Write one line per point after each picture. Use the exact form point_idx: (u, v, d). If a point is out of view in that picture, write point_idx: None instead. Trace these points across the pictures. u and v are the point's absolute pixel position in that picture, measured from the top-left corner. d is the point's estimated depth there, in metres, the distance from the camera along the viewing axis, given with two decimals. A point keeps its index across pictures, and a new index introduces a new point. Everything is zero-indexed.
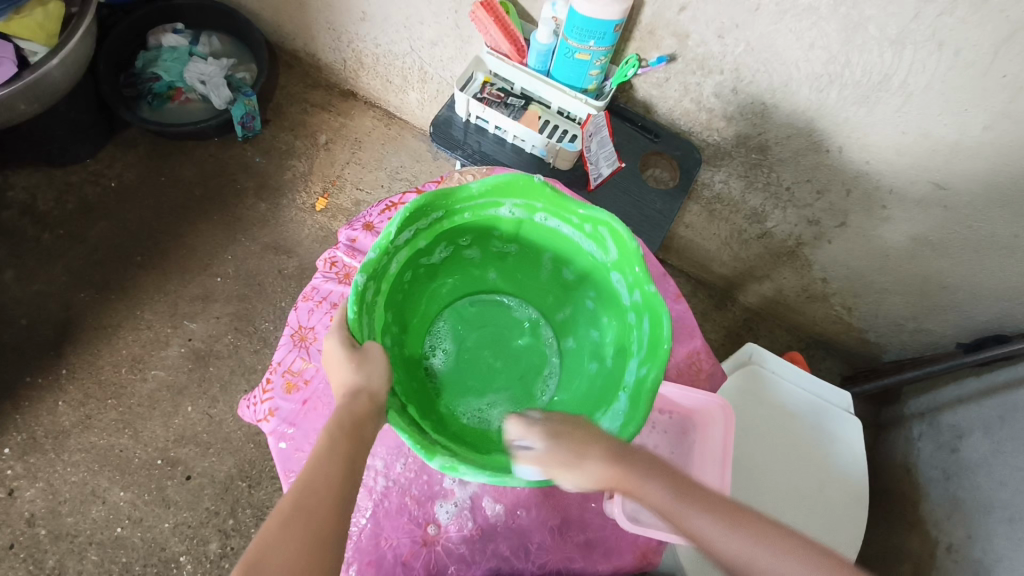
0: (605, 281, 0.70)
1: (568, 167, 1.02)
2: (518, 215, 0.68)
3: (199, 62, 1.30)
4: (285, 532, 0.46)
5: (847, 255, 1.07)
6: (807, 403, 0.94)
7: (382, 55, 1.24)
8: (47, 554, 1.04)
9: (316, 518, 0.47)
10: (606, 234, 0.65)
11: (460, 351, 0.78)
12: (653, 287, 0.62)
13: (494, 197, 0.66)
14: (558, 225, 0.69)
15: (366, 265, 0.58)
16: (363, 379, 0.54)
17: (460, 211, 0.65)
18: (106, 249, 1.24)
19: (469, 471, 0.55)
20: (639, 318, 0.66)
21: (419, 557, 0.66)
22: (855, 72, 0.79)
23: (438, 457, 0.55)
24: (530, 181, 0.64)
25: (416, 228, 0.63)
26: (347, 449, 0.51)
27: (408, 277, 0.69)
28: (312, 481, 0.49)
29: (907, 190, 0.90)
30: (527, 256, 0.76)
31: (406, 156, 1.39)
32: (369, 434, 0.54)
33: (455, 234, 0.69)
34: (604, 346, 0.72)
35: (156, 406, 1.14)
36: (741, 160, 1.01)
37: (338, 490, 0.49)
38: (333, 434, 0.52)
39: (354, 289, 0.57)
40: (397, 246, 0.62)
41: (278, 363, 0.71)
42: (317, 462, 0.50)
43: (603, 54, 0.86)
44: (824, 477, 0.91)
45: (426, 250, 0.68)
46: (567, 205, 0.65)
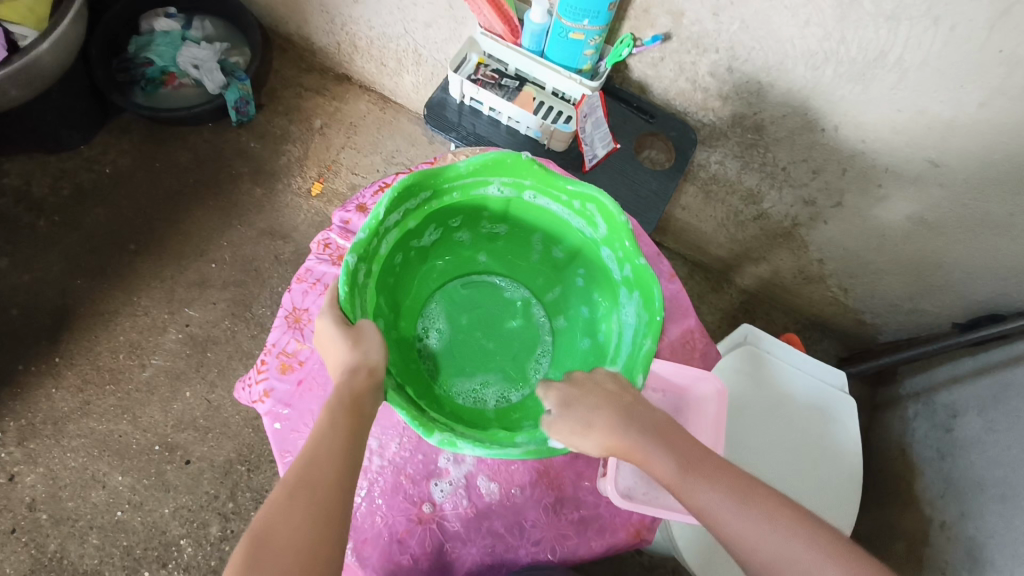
0: (595, 257, 0.71)
1: (563, 149, 1.01)
2: (506, 194, 0.68)
3: (192, 46, 1.28)
4: (289, 508, 0.46)
5: (842, 235, 1.07)
6: (804, 385, 0.95)
7: (376, 38, 1.23)
8: (48, 538, 1.05)
9: (320, 491, 0.47)
10: (596, 211, 0.65)
11: (454, 333, 0.76)
12: (643, 260, 0.63)
13: (482, 175, 0.65)
14: (546, 203, 0.68)
15: (356, 246, 0.58)
16: (360, 355, 0.54)
17: (448, 191, 0.65)
18: (102, 235, 1.23)
19: (467, 446, 0.55)
20: (631, 293, 0.66)
21: (415, 535, 0.67)
22: (851, 49, 0.78)
23: (437, 432, 0.55)
24: (519, 159, 0.63)
25: (405, 210, 0.63)
26: (348, 424, 0.51)
27: (399, 259, 0.69)
28: (314, 459, 0.49)
29: (903, 168, 0.90)
30: (516, 235, 0.75)
31: (402, 140, 1.38)
32: (370, 409, 0.53)
33: (444, 215, 0.69)
34: (597, 322, 0.73)
35: (155, 392, 1.15)
36: (737, 140, 1.00)
37: (343, 466, 0.49)
38: (333, 411, 0.52)
39: (344, 270, 0.57)
40: (386, 228, 0.62)
41: (272, 344, 0.71)
42: (319, 440, 0.50)
43: (598, 34, 0.86)
44: (798, 475, 0.91)
45: (415, 232, 0.68)
46: (556, 181, 0.65)
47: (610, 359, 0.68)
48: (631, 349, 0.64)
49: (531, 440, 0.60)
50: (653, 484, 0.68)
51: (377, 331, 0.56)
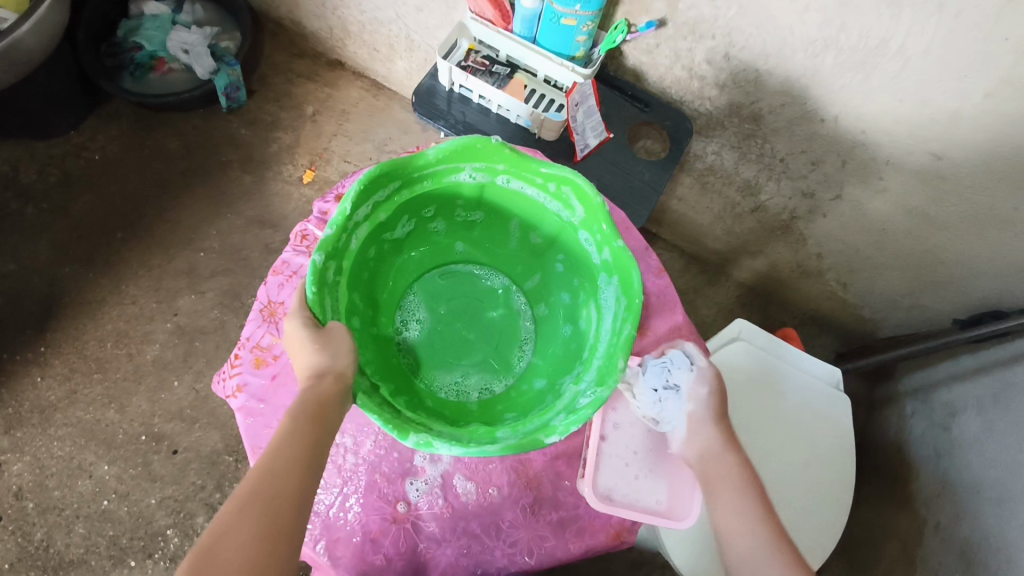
0: (573, 242, 0.67)
1: (554, 138, 0.99)
2: (479, 179, 0.65)
3: (181, 30, 1.26)
4: (239, 521, 0.44)
5: (841, 229, 1.04)
6: (803, 391, 0.93)
7: (368, 23, 1.21)
8: (35, 526, 1.05)
9: (274, 504, 0.45)
10: (572, 194, 0.62)
11: (433, 324, 0.74)
12: (622, 242, 0.60)
13: (453, 162, 0.62)
14: (521, 187, 0.65)
15: (323, 244, 0.55)
16: (328, 360, 0.52)
17: (419, 180, 0.62)
18: (90, 222, 1.22)
19: (444, 446, 0.51)
20: (610, 279, 0.63)
21: (389, 535, 0.65)
22: (851, 36, 0.76)
23: (412, 434, 0.51)
24: (490, 143, 0.60)
25: (374, 202, 0.60)
26: (308, 433, 0.49)
27: (372, 253, 0.66)
28: (272, 468, 0.47)
29: (904, 160, 0.87)
30: (493, 223, 0.72)
31: (394, 127, 1.35)
32: (335, 416, 0.51)
33: (417, 205, 0.65)
34: (578, 308, 0.69)
35: (142, 381, 1.14)
36: (734, 130, 0.98)
37: (301, 478, 0.48)
38: (296, 418, 0.50)
39: (311, 268, 0.55)
40: (355, 223, 0.59)
41: (246, 338, 0.69)
42: (277, 449, 0.48)
43: (590, 19, 0.83)
44: (785, 477, 0.89)
45: (388, 224, 0.65)
46: (529, 164, 0.62)
47: (588, 351, 0.64)
48: (610, 338, 0.60)
49: (513, 435, 0.54)
50: (633, 483, 0.68)
51: (347, 336, 0.54)
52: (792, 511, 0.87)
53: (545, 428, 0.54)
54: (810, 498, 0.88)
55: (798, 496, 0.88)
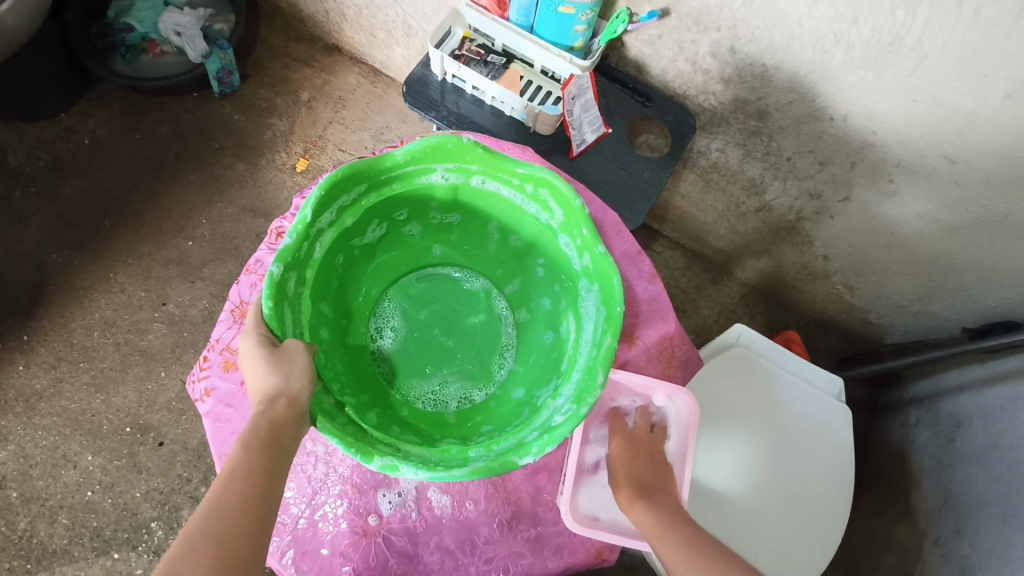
0: (553, 247, 0.64)
1: (549, 132, 0.95)
2: (453, 181, 0.62)
3: (173, 11, 1.22)
4: (192, 560, 0.42)
5: (849, 232, 1.00)
6: (801, 403, 0.89)
7: (365, 7, 1.17)
8: (19, 516, 1.04)
9: (228, 541, 0.44)
10: (549, 195, 0.60)
11: (409, 330, 0.71)
12: (602, 248, 0.57)
13: (424, 163, 0.59)
14: (497, 188, 0.62)
15: (282, 254, 0.53)
16: (281, 382, 0.51)
17: (387, 182, 0.59)
18: (79, 208, 1.20)
19: (410, 470, 0.49)
20: (590, 286, 0.60)
21: (359, 548, 0.63)
22: (863, 32, 0.71)
23: (376, 458, 0.49)
24: (460, 143, 0.57)
25: (339, 207, 0.57)
26: (262, 461, 0.48)
27: (340, 259, 0.63)
28: (225, 503, 0.45)
29: (916, 163, 0.83)
30: (470, 226, 0.69)
31: (392, 115, 1.32)
32: (290, 443, 0.50)
33: (388, 209, 0.63)
34: (558, 315, 0.66)
35: (129, 371, 1.12)
36: (739, 127, 0.93)
37: (256, 512, 0.46)
38: (248, 446, 0.49)
39: (269, 281, 0.53)
40: (318, 230, 0.57)
41: (217, 339, 0.67)
42: (230, 481, 0.46)
43: (589, 8, 0.79)
44: (751, 495, 0.85)
45: (356, 229, 0.62)
46: (504, 165, 0.59)
47: (566, 362, 0.61)
48: (590, 350, 0.57)
49: (485, 455, 0.51)
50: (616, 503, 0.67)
51: (303, 355, 0.53)
52: (765, 530, 0.84)
53: (519, 447, 0.51)
54: (803, 520, 0.85)
55: (777, 515, 0.85)
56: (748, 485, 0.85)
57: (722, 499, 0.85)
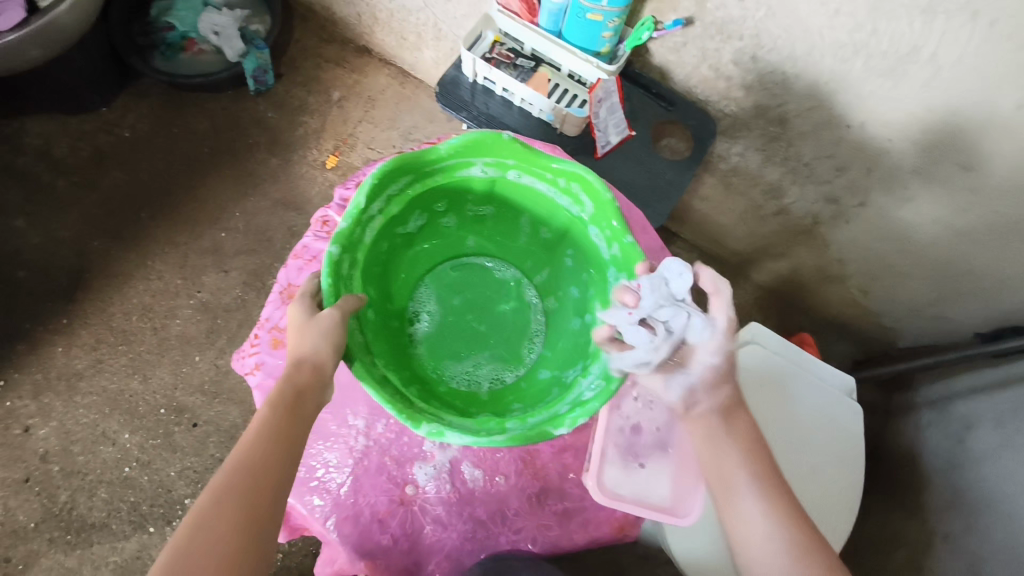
0: (583, 238, 0.68)
1: (575, 134, 0.99)
2: (491, 174, 0.66)
3: (212, 11, 1.27)
4: (221, 508, 0.47)
5: (864, 236, 1.04)
6: (806, 400, 0.92)
7: (397, 11, 1.22)
8: (60, 489, 1.10)
9: (252, 493, 0.49)
10: (580, 189, 0.64)
11: (446, 314, 0.75)
12: (631, 239, 0.61)
13: (465, 156, 0.63)
14: (532, 182, 0.66)
15: (338, 236, 0.58)
16: (307, 348, 0.55)
17: (431, 173, 0.63)
18: (120, 198, 1.25)
19: (456, 436, 0.53)
20: (618, 275, 0.64)
21: (396, 516, 0.67)
22: (881, 42, 0.75)
23: (424, 424, 0.53)
24: (500, 139, 0.61)
25: (387, 195, 0.62)
26: (285, 422, 0.53)
27: (384, 247, 0.67)
28: (251, 457, 0.50)
29: (931, 169, 0.86)
30: (504, 218, 0.73)
31: (420, 116, 1.37)
32: (312, 404, 0.55)
33: (429, 200, 0.67)
34: (586, 302, 0.70)
35: (166, 354, 1.17)
36: (759, 132, 0.97)
37: (277, 469, 0.51)
38: (276, 408, 0.53)
39: (328, 261, 0.57)
40: (369, 216, 0.61)
41: (266, 318, 0.71)
42: (255, 440, 0.51)
43: (617, 15, 0.83)
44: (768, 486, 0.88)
45: (400, 218, 0.66)
46: (540, 160, 0.63)
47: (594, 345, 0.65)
48: (618, 334, 0.61)
49: (522, 426, 0.55)
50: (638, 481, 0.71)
51: (331, 323, 0.56)
52: None
53: (558, 419, 0.55)
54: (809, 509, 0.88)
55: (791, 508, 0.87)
56: None
57: None
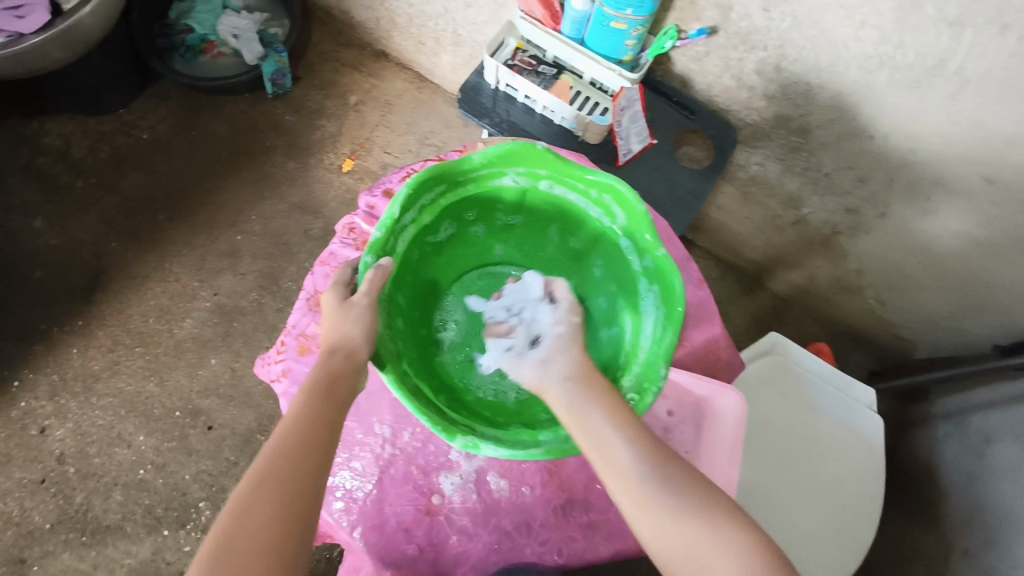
0: (612, 249, 0.68)
1: (597, 142, 0.99)
2: (521, 184, 0.68)
3: (232, 15, 1.28)
4: (261, 492, 0.47)
5: (883, 247, 1.03)
6: (775, 412, 0.92)
7: (416, 16, 1.22)
8: (75, 490, 1.10)
9: (291, 478, 0.48)
10: (611, 200, 0.65)
11: (471, 323, 0.74)
12: (664, 249, 0.61)
13: (497, 167, 0.65)
14: (562, 193, 0.68)
15: (372, 245, 0.60)
16: (342, 337, 0.56)
17: (463, 183, 0.66)
18: (138, 199, 1.26)
19: (490, 448, 0.56)
20: (649, 286, 0.64)
21: (421, 525, 0.68)
22: (908, 55, 0.75)
23: (459, 436, 0.56)
24: (533, 149, 0.63)
25: (420, 205, 0.64)
26: (321, 408, 0.53)
27: (414, 255, 0.68)
28: (288, 441, 0.50)
29: (955, 182, 0.86)
30: (532, 228, 0.74)
31: (436, 121, 1.37)
32: (349, 390, 0.55)
33: (460, 209, 0.69)
34: (616, 313, 0.70)
35: (182, 357, 1.18)
36: (780, 142, 0.97)
37: (316, 453, 0.50)
38: (312, 394, 0.53)
39: (363, 269, 0.60)
40: (402, 225, 0.63)
41: (292, 325, 0.72)
42: (292, 426, 0.51)
43: (640, 24, 0.83)
44: (792, 497, 0.89)
45: (431, 228, 0.68)
46: (571, 170, 0.65)
47: (624, 357, 0.65)
48: (650, 345, 0.62)
49: (555, 438, 0.57)
50: None
51: (365, 311, 0.58)
52: (805, 532, 0.87)
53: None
54: (782, 520, 0.88)
55: (814, 520, 0.88)
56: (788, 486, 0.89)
57: (762, 501, 0.88)
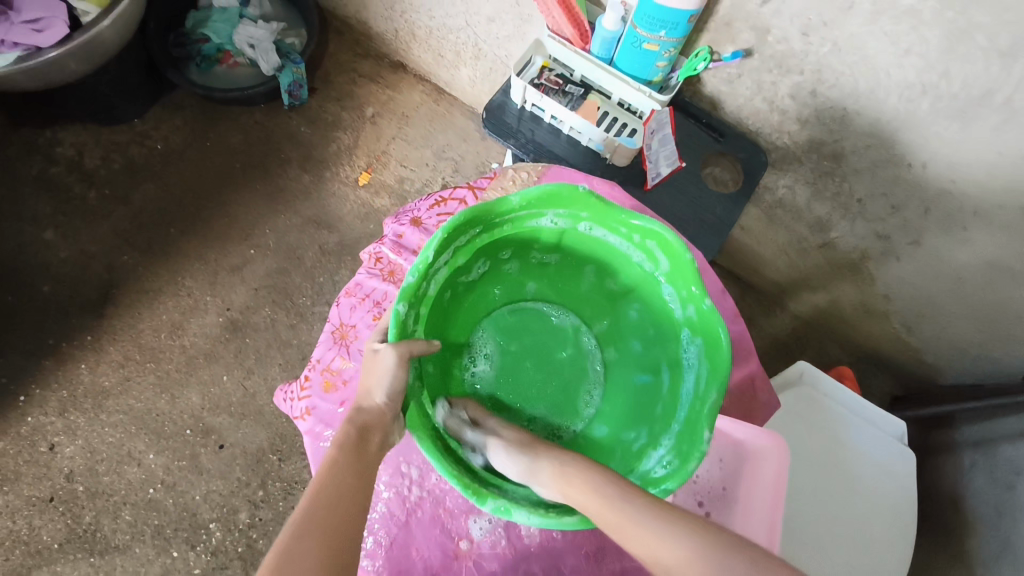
0: (652, 293, 0.68)
1: (625, 164, 0.97)
2: (561, 225, 0.66)
3: (248, 24, 1.24)
4: (303, 542, 0.45)
5: (914, 274, 1.01)
6: (792, 438, 0.90)
7: (436, 29, 1.20)
8: (84, 509, 1.07)
9: (331, 529, 0.47)
10: (656, 247, 0.63)
11: (503, 360, 0.74)
12: (710, 302, 0.60)
13: (536, 208, 0.63)
14: (604, 235, 0.66)
15: (405, 292, 0.58)
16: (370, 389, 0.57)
17: (499, 224, 0.63)
18: (150, 211, 1.24)
19: (521, 514, 0.56)
20: (693, 337, 0.64)
21: (450, 571, 0.69)
22: (954, 84, 0.73)
23: (490, 501, 0.57)
24: (574, 193, 0.61)
25: (455, 247, 0.62)
26: (354, 459, 0.52)
27: (447, 295, 0.69)
28: (325, 492, 0.49)
29: (995, 213, 0.83)
30: (567, 266, 0.73)
31: (454, 135, 1.34)
32: (378, 442, 0.55)
33: (494, 247, 0.67)
34: (654, 358, 0.70)
35: (193, 373, 1.16)
36: (811, 166, 0.94)
37: (350, 506, 0.49)
38: (342, 448, 0.53)
39: (395, 317, 0.58)
40: (436, 269, 0.62)
41: (318, 360, 0.77)
42: (329, 476, 0.50)
43: (673, 46, 0.81)
44: (825, 534, 0.85)
45: (465, 267, 0.67)
46: (614, 215, 0.63)
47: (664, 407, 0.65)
48: (693, 401, 0.62)
49: None
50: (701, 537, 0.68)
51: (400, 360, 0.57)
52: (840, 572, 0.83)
53: None
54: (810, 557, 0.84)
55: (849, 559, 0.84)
56: (821, 522, 0.85)
57: (796, 536, 0.85)
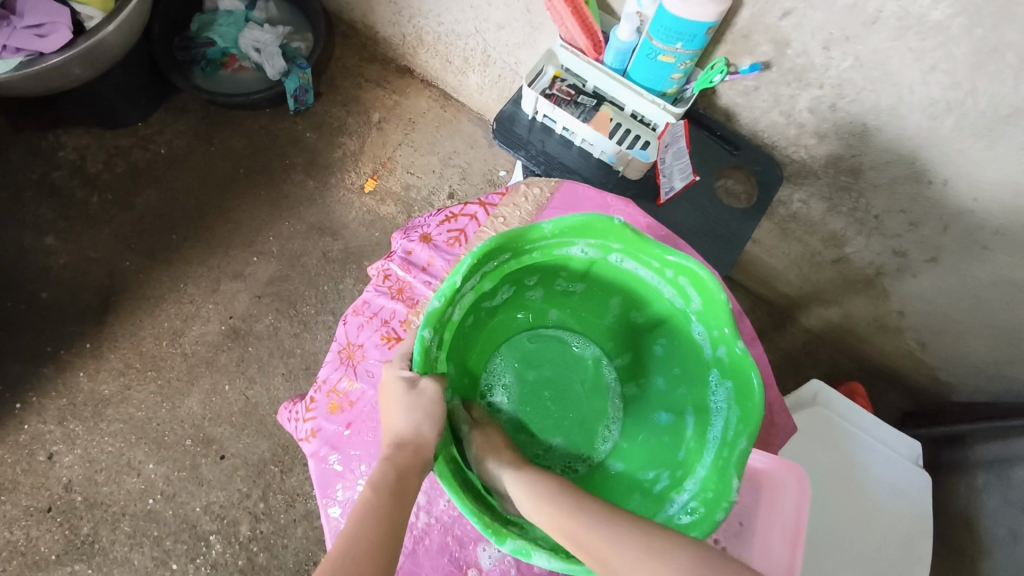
0: (680, 330, 0.66)
1: (638, 177, 0.95)
2: (591, 255, 0.65)
3: (255, 28, 1.23)
4: None
5: (930, 291, 0.99)
6: (805, 459, 0.88)
7: (444, 35, 1.18)
8: (82, 520, 1.06)
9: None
10: (689, 284, 0.62)
11: (522, 388, 0.75)
12: (742, 346, 0.59)
13: (568, 237, 0.62)
14: (635, 268, 0.65)
15: (429, 316, 0.57)
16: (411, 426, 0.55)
17: (529, 251, 0.62)
18: (153, 217, 1.22)
19: (541, 557, 0.54)
20: (722, 379, 0.62)
21: None
22: (980, 102, 0.71)
23: (509, 540, 0.54)
24: (609, 224, 0.60)
25: (483, 272, 0.61)
26: (388, 506, 0.50)
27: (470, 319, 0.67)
28: (357, 540, 0.47)
29: (1017, 232, 0.82)
30: (593, 294, 0.72)
31: (460, 141, 1.33)
32: (414, 487, 0.53)
33: (520, 274, 0.66)
34: (676, 397, 0.69)
35: (195, 382, 1.14)
36: (827, 181, 0.92)
37: (384, 556, 0.47)
38: (378, 491, 0.51)
39: (419, 343, 0.58)
40: (462, 294, 0.60)
41: (323, 381, 0.75)
42: (362, 524, 0.48)
43: (690, 58, 0.79)
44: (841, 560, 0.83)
45: (490, 293, 0.65)
46: (648, 248, 0.61)
47: (687, 450, 0.64)
48: (718, 447, 0.60)
49: None
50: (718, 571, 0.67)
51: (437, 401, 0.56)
52: None
53: None
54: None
55: None
56: (838, 548, 0.83)
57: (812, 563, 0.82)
